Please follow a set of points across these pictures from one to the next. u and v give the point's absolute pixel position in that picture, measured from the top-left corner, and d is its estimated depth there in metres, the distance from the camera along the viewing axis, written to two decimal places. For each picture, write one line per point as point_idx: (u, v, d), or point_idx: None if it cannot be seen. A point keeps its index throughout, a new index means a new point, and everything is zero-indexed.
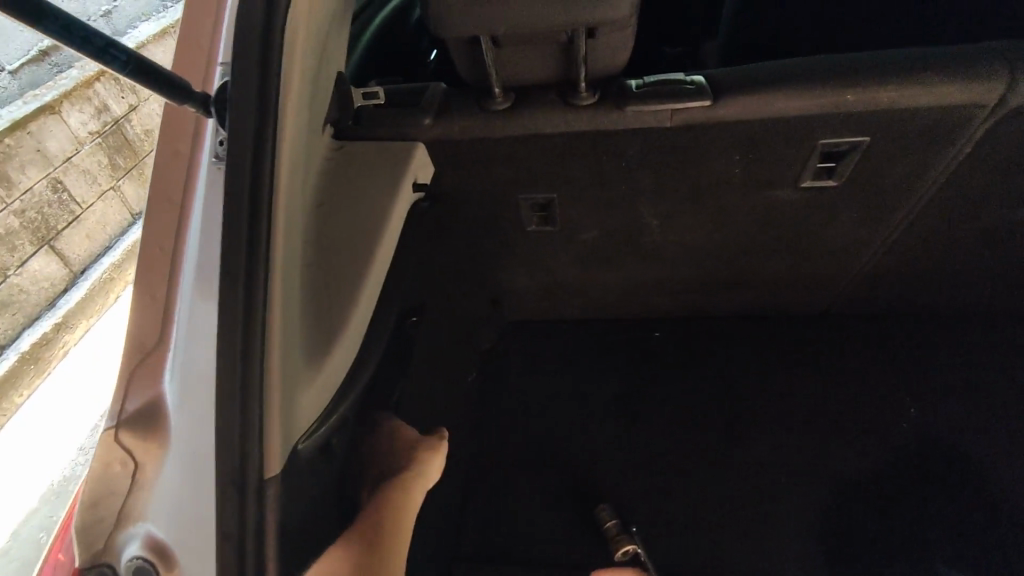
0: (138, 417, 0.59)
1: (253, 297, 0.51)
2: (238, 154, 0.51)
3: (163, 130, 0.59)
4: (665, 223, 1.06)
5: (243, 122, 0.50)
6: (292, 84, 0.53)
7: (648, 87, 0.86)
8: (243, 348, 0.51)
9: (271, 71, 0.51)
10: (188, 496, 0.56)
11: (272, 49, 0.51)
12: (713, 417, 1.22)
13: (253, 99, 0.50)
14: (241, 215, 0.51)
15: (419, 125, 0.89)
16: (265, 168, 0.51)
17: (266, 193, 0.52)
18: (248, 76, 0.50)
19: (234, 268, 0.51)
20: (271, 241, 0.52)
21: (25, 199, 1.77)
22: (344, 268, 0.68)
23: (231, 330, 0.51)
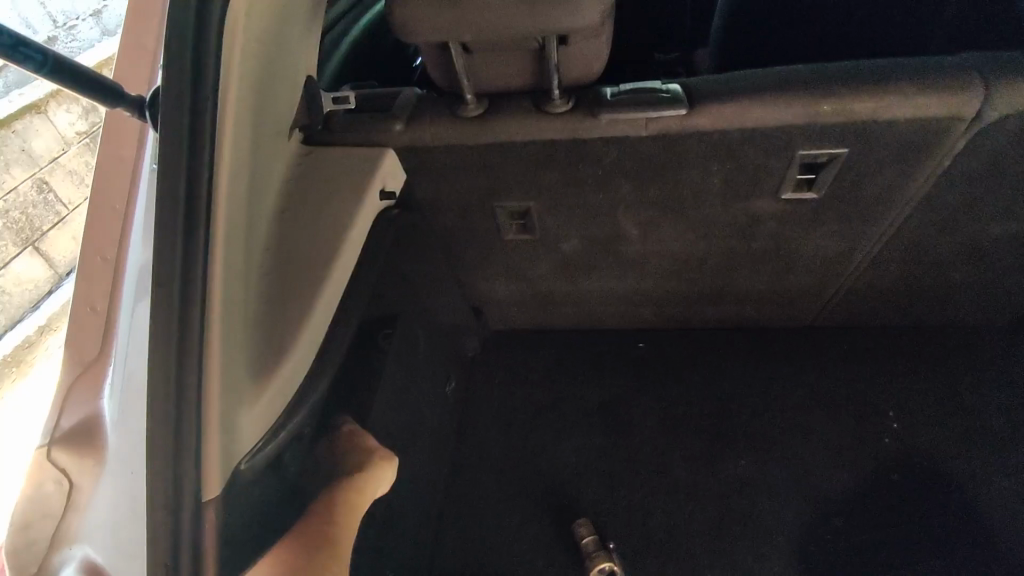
0: (72, 434, 0.57)
1: (190, 311, 0.49)
2: (173, 162, 0.49)
3: (105, 139, 0.59)
4: (647, 234, 1.04)
5: (179, 129, 0.48)
6: (232, 87, 0.51)
7: (624, 96, 0.84)
8: (177, 364, 0.49)
9: (209, 75, 0.49)
10: (121, 515, 0.53)
11: (210, 53, 0.49)
12: (696, 431, 1.20)
13: (189, 103, 0.48)
14: (176, 225, 0.49)
15: (389, 131, 0.87)
16: (202, 176, 0.49)
17: (204, 202, 0.50)
18: (184, 80, 0.48)
19: (167, 281, 0.49)
20: (210, 252, 0.50)
21: (8, 200, 1.66)
22: (300, 278, 0.66)
23: (165, 345, 0.49)
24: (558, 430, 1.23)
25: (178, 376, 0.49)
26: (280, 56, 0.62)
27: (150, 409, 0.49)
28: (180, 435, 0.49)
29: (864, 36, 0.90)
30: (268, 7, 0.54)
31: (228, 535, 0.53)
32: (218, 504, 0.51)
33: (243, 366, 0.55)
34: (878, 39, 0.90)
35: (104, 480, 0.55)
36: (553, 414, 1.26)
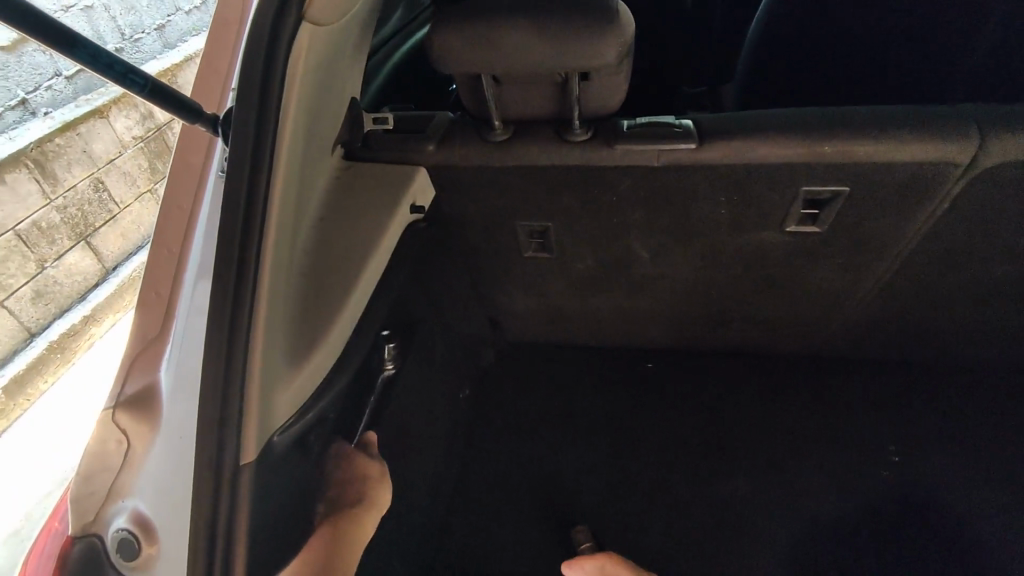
0: (132, 400, 0.65)
1: (242, 297, 0.58)
2: (238, 171, 0.58)
3: (178, 146, 0.68)
4: (657, 257, 1.10)
5: (244, 141, 0.57)
6: (292, 110, 0.60)
7: (639, 128, 0.91)
8: (229, 341, 0.57)
9: (273, 100, 0.58)
10: (171, 473, 0.61)
11: (275, 81, 0.58)
12: (698, 450, 1.24)
13: (255, 123, 0.57)
14: (237, 224, 0.58)
15: (423, 150, 0.95)
16: (261, 184, 0.58)
17: (260, 204, 0.58)
18: (252, 103, 0.57)
19: (226, 272, 0.58)
20: (263, 248, 0.59)
21: (68, 196, 1.92)
22: (335, 278, 0.74)
23: (220, 326, 0.58)
24: (565, 441, 1.28)
25: (228, 352, 0.58)
26: (332, 83, 0.72)
27: (205, 379, 0.58)
28: (228, 403, 0.57)
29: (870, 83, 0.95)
30: (326, 41, 0.63)
31: (261, 497, 0.60)
32: (254, 468, 0.59)
33: (283, 350, 0.63)
34: (884, 86, 0.95)
35: (158, 443, 0.63)
36: (561, 425, 1.31)
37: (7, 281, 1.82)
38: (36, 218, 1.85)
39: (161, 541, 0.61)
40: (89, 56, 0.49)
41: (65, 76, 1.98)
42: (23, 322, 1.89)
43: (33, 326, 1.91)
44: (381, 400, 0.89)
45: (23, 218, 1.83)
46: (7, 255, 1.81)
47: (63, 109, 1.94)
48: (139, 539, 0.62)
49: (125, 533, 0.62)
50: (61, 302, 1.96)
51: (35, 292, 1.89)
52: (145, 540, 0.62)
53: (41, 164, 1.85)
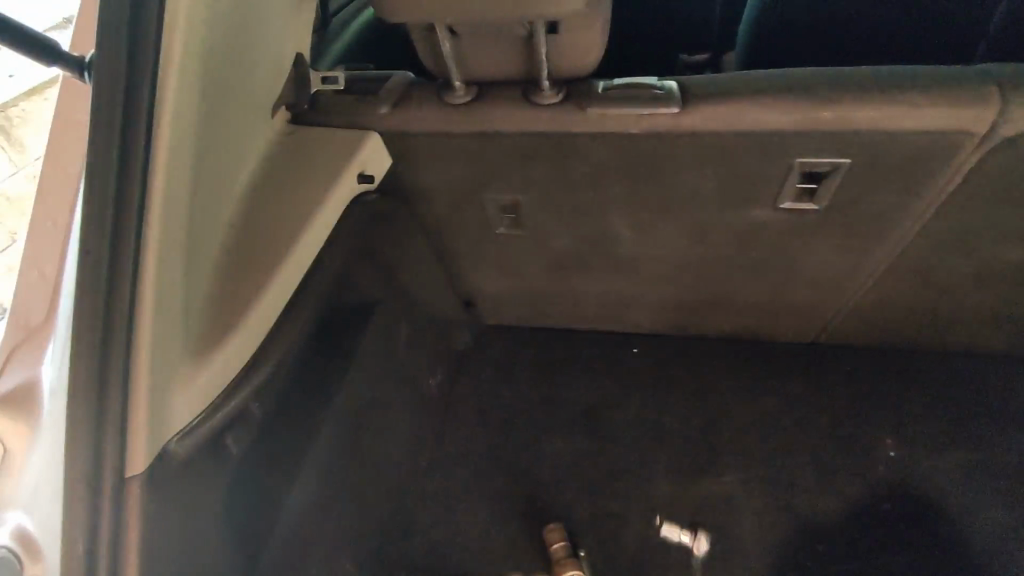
0: (9, 397, 0.56)
1: (116, 284, 0.48)
2: (105, 124, 0.47)
3: (59, 99, 0.57)
4: (639, 237, 1.01)
5: (111, 94, 0.47)
6: (179, 54, 0.48)
7: (616, 91, 0.81)
8: (103, 338, 0.48)
9: (147, 38, 0.47)
10: (50, 482, 0.52)
11: (149, 16, 0.47)
12: (680, 443, 1.17)
13: (127, 66, 0.47)
14: (107, 191, 0.48)
15: (375, 114, 0.85)
16: (137, 142, 0.48)
17: (137, 174, 0.48)
18: (121, 41, 0.47)
19: (96, 248, 0.48)
20: (146, 223, 0.49)
21: None
22: (257, 258, 0.64)
23: (89, 313, 0.48)
24: (540, 432, 1.21)
25: (103, 344, 0.48)
26: (247, 25, 0.60)
27: (74, 377, 0.48)
28: (104, 405, 0.48)
29: (874, 44, 0.85)
30: None
31: (154, 512, 0.52)
32: (142, 479, 0.50)
33: (182, 341, 0.54)
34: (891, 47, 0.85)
35: (37, 447, 0.54)
36: (537, 415, 1.23)
37: None
38: None
39: (45, 560, 0.52)
40: None
41: None
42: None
43: None
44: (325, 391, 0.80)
45: None
46: None
47: None
48: (21, 556, 0.53)
49: (4, 551, 0.53)
50: None
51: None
52: (27, 557, 0.53)
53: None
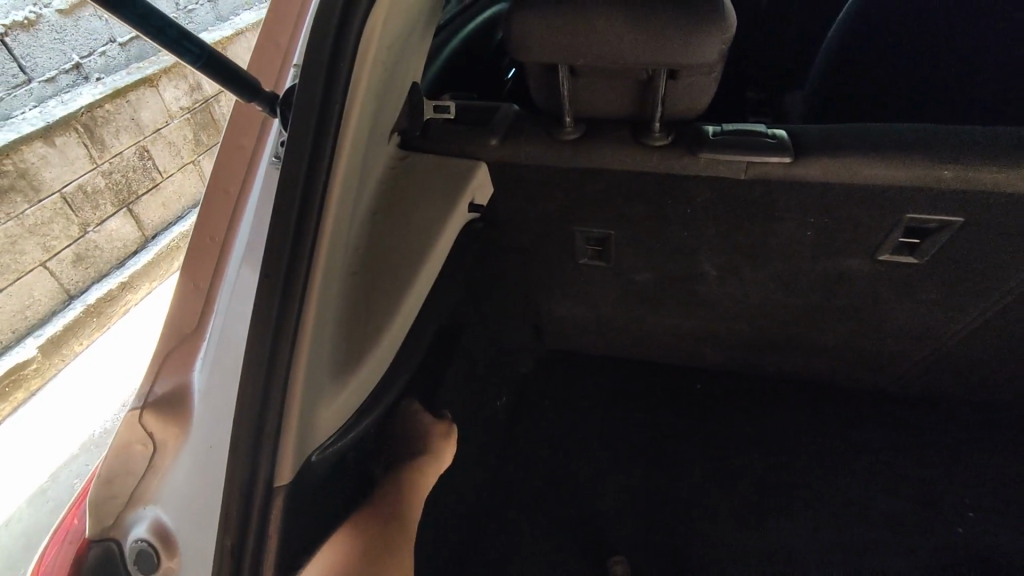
0: (162, 400, 0.59)
1: (289, 297, 0.53)
2: (296, 161, 0.53)
3: (229, 123, 0.61)
4: (724, 278, 1.01)
5: (303, 127, 0.52)
6: (358, 99, 0.55)
7: (727, 136, 0.82)
8: (272, 348, 0.52)
9: (339, 85, 0.53)
10: (198, 483, 0.56)
11: (344, 61, 0.52)
12: (750, 488, 1.14)
13: (320, 109, 0.52)
14: (288, 223, 0.53)
15: (484, 144, 0.88)
16: (319, 177, 0.53)
17: (317, 199, 0.53)
18: (316, 86, 0.52)
19: (273, 273, 0.53)
20: (317, 249, 0.54)
21: (114, 161, 2.09)
22: (387, 280, 0.68)
23: (263, 331, 0.52)
24: (604, 463, 1.20)
25: (270, 361, 0.52)
26: (398, 72, 0.66)
27: (241, 387, 0.52)
28: (264, 418, 0.51)
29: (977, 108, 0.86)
30: (401, 19, 0.57)
31: (294, 520, 0.54)
32: (288, 490, 0.53)
33: (329, 359, 0.57)
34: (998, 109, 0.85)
35: (189, 451, 0.57)
36: (601, 446, 1.23)
37: (50, 243, 1.96)
38: (82, 181, 2.01)
39: (184, 556, 0.56)
40: (139, 16, 0.42)
41: (119, 43, 2.22)
42: (62, 283, 2.03)
43: (73, 289, 2.07)
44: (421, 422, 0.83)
45: (70, 181, 1.98)
46: (53, 218, 1.96)
47: (117, 77, 2.14)
48: (158, 550, 0.57)
49: (144, 542, 0.57)
50: (99, 267, 2.13)
51: (76, 255, 2.04)
52: (165, 551, 0.57)
53: (91, 130, 2.01)
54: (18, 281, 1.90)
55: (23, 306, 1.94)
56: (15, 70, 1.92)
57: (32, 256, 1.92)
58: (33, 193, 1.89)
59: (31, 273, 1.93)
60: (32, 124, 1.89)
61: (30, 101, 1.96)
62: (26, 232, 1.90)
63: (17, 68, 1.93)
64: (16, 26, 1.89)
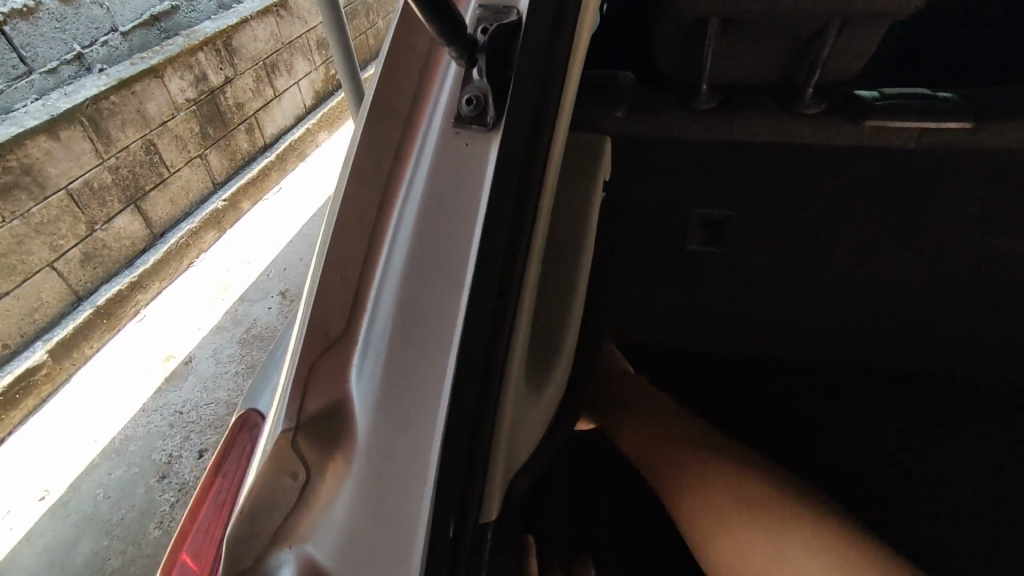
0: (316, 417, 0.49)
1: (509, 297, 0.46)
2: (515, 135, 0.47)
3: (381, 83, 0.51)
4: (855, 261, 0.92)
5: (524, 97, 0.46)
6: (570, 87, 0.51)
7: (891, 100, 0.73)
8: (489, 356, 0.45)
9: (560, 50, 0.48)
10: (365, 520, 0.44)
11: (564, 32, 0.49)
12: (928, 480, 0.85)
13: (541, 85, 0.47)
14: (509, 200, 0.46)
15: (611, 117, 0.79)
16: (539, 161, 0.48)
17: (533, 186, 0.48)
18: (539, 51, 0.47)
19: (489, 253, 0.46)
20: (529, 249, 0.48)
21: (121, 156, 1.96)
22: (552, 287, 0.61)
23: (479, 324, 0.44)
24: None
25: (488, 362, 0.45)
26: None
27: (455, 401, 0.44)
28: (481, 429, 0.44)
29: None
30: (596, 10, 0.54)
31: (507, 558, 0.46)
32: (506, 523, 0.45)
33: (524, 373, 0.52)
34: None
35: (353, 480, 0.46)
36: None
37: (58, 242, 1.85)
38: (88, 177, 1.88)
39: None
40: None
41: (122, 32, 2.08)
42: (70, 283, 1.91)
43: (81, 290, 1.95)
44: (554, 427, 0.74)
45: (77, 177, 1.85)
46: (60, 215, 1.84)
47: (120, 67, 2.01)
48: None
49: None
50: (107, 267, 2.01)
51: (84, 255, 1.92)
52: None
53: (96, 123, 1.87)
54: (26, 282, 1.78)
55: (31, 309, 1.82)
56: (14, 61, 1.82)
57: (38, 256, 1.81)
58: (38, 189, 1.77)
59: (38, 274, 1.81)
60: (36, 117, 1.77)
61: (31, 93, 1.84)
62: (32, 231, 1.78)
63: (17, 58, 1.83)
64: (13, 14, 1.80)
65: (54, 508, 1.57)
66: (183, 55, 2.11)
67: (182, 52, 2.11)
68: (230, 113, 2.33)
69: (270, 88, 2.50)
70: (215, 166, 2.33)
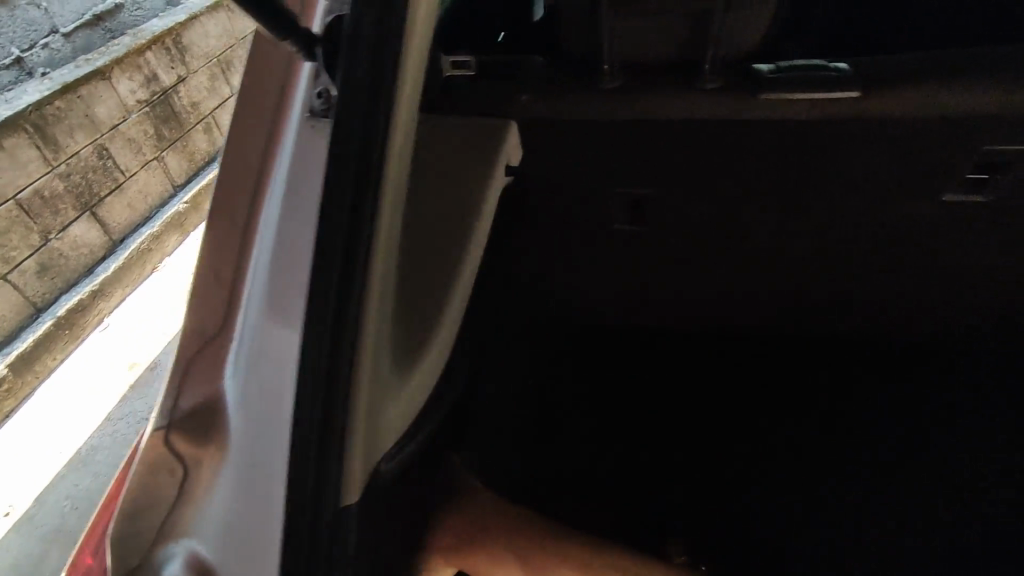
0: (191, 415, 0.49)
1: (350, 280, 0.44)
2: (348, 118, 0.45)
3: (245, 78, 0.51)
4: (776, 232, 0.92)
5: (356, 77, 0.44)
6: (411, 59, 0.48)
7: (787, 72, 0.74)
8: (331, 346, 0.43)
9: (393, 26, 0.46)
10: (236, 515, 0.45)
11: (395, 11, 0.46)
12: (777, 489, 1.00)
13: (371, 61, 0.45)
14: (344, 189, 0.44)
15: (515, 101, 0.78)
16: (377, 140, 0.45)
17: (375, 170, 0.46)
18: (367, 43, 0.45)
19: (330, 247, 0.44)
20: (376, 230, 0.46)
21: (71, 163, 1.90)
22: (435, 266, 0.59)
23: (320, 324, 0.43)
24: None
25: (331, 348, 0.43)
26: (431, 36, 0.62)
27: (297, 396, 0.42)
28: (326, 419, 0.42)
29: None
30: None
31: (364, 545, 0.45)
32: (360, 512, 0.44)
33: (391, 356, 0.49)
34: None
35: (225, 476, 0.46)
36: None
37: (8, 253, 1.78)
38: (38, 186, 1.82)
39: None
40: None
41: (62, 34, 2.01)
42: (26, 295, 1.85)
43: (38, 302, 1.89)
44: (455, 420, 0.76)
45: (25, 186, 1.79)
46: (10, 226, 1.78)
47: (67, 70, 1.95)
48: None
49: None
50: (66, 276, 1.95)
51: (40, 266, 1.86)
52: None
53: (42, 128, 1.81)
54: None
55: None
56: None
57: None
58: None
59: None
60: None
61: None
62: None
63: None
64: None
65: (21, 523, 1.55)
66: (128, 56, 2.05)
67: (129, 53, 2.06)
68: (185, 115, 2.29)
69: (225, 87, 2.46)
70: (173, 168, 2.28)
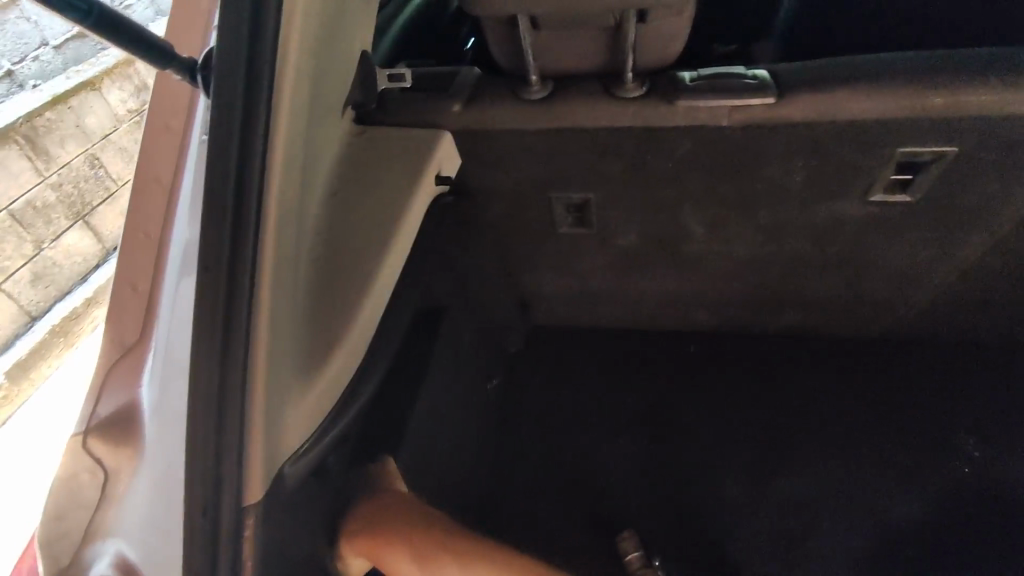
0: (109, 421, 0.53)
1: (236, 292, 0.46)
2: (226, 138, 0.46)
3: (152, 106, 0.55)
4: (712, 234, 0.96)
5: (230, 95, 0.46)
6: (292, 68, 0.48)
7: (705, 80, 0.77)
8: (221, 355, 0.45)
9: (265, 41, 0.46)
10: (155, 510, 0.49)
11: (266, 25, 0.46)
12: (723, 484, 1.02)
13: (244, 77, 0.46)
14: (226, 208, 0.46)
15: (447, 112, 0.82)
16: (255, 153, 0.47)
17: (254, 182, 0.47)
18: (240, 64, 0.46)
19: (214, 261, 0.46)
20: (263, 240, 0.47)
21: (63, 173, 1.84)
22: (352, 271, 0.62)
23: (207, 341, 0.45)
24: (605, 434, 1.14)
25: (222, 355, 0.45)
26: (338, 49, 0.62)
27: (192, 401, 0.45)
28: (221, 421, 0.45)
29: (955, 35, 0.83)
30: None
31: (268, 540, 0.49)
32: (259, 509, 0.48)
33: (292, 359, 0.52)
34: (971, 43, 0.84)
35: (142, 474, 0.50)
36: (598, 418, 1.16)
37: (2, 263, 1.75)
38: (30, 197, 1.78)
39: None
40: None
41: (53, 46, 1.91)
42: (21, 305, 1.82)
43: (33, 310, 1.85)
44: None
45: (17, 197, 1.76)
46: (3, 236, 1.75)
47: (56, 82, 1.86)
48: None
49: None
50: (60, 284, 1.89)
51: (33, 275, 1.82)
52: None
53: (31, 141, 1.76)
54: None
55: None
56: None
57: None
58: None
59: None
60: None
61: None
62: None
63: None
64: None
65: None
66: (119, 66, 1.97)
67: (120, 62, 1.97)
68: None
69: None
70: None
